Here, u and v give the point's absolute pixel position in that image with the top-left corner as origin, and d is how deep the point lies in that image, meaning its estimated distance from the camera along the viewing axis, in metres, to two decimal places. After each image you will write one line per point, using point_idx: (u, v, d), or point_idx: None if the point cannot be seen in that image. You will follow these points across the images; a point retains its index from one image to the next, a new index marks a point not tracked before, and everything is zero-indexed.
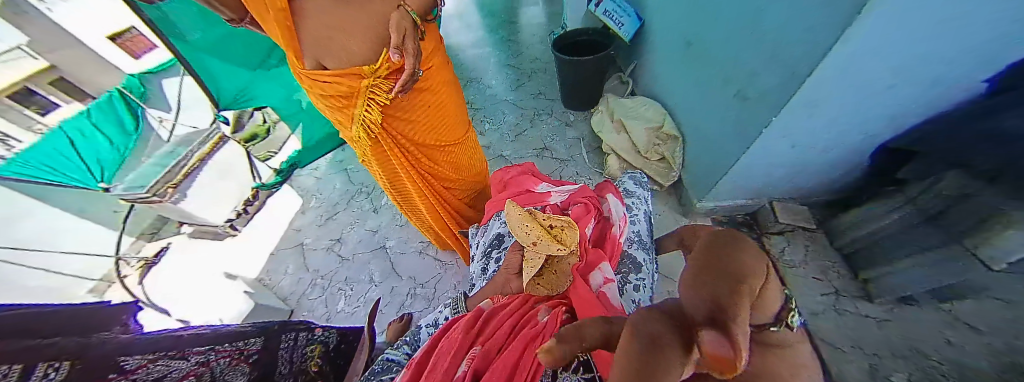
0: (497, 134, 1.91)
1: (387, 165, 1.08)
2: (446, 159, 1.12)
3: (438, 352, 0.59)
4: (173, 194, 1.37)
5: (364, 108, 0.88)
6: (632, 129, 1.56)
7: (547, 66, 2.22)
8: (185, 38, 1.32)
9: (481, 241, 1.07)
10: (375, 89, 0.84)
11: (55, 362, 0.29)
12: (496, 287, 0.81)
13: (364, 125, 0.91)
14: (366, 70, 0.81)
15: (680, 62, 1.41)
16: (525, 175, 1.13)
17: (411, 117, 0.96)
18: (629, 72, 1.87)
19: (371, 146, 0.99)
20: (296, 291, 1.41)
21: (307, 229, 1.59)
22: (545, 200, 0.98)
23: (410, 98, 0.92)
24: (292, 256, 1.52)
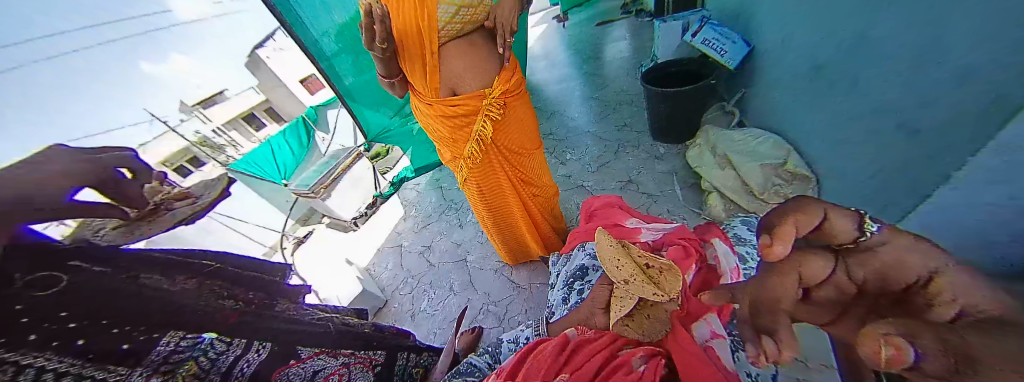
0: (582, 164, 1.89)
1: (489, 181, 1.15)
2: (533, 167, 1.18)
3: (531, 367, 0.59)
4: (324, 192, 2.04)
5: (481, 124, 0.98)
6: (741, 166, 1.36)
7: (635, 97, 2.15)
8: (343, 81, 1.75)
9: (563, 270, 1.04)
10: (491, 107, 0.96)
11: (262, 342, 0.51)
12: (580, 318, 0.78)
13: (477, 141, 1.02)
14: (489, 92, 0.94)
15: (808, 91, 1.19)
16: (612, 207, 1.08)
17: (512, 130, 1.05)
18: (736, 101, 1.68)
19: (480, 161, 1.08)
20: (391, 284, 1.58)
21: (406, 233, 1.81)
22: (635, 237, 0.92)
23: (512, 112, 1.02)
24: (391, 256, 1.72)
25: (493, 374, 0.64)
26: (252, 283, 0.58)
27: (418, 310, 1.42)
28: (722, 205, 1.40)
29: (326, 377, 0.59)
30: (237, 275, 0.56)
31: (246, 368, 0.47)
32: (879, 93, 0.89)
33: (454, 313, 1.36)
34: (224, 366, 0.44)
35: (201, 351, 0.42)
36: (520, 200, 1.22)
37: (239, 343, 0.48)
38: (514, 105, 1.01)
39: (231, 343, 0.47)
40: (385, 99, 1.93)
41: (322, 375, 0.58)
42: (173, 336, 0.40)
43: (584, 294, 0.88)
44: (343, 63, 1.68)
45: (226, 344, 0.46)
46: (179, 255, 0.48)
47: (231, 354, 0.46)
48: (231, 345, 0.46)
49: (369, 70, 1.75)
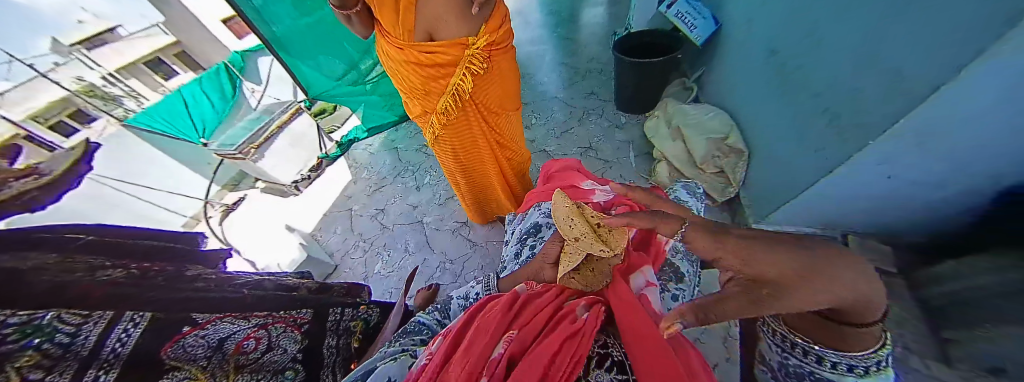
0: (544, 129, 1.90)
1: (464, 140, 1.10)
2: (511, 130, 1.15)
3: (475, 327, 0.58)
4: (254, 153, 1.83)
5: (461, 76, 0.92)
6: (689, 138, 1.48)
7: (604, 66, 2.16)
8: (270, 28, 1.55)
9: (518, 228, 1.07)
10: (473, 59, 0.90)
11: (137, 318, 0.39)
12: (530, 273, 0.82)
13: (455, 94, 0.96)
14: (471, 42, 0.87)
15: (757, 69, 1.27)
16: (569, 170, 1.11)
17: (494, 87, 1.00)
18: (695, 78, 1.77)
19: (456, 117, 1.03)
20: (341, 249, 1.50)
21: (357, 196, 1.70)
22: (589, 197, 0.96)
23: (495, 67, 0.96)
24: (340, 219, 1.62)
25: (440, 335, 0.62)
26: (149, 254, 0.56)
27: (372, 273, 1.39)
28: (666, 171, 1.52)
29: (239, 342, 0.47)
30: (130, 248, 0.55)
31: (122, 348, 0.35)
32: (823, 76, 0.97)
33: (409, 273, 1.35)
34: (89, 347, 0.32)
35: (44, 330, 0.30)
36: (497, 162, 1.20)
37: (101, 321, 0.35)
38: (497, 61, 0.95)
39: (91, 317, 0.35)
40: (330, 48, 1.75)
41: (231, 342, 0.46)
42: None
43: (535, 250, 0.92)
44: (274, 5, 1.48)
45: (82, 318, 0.34)
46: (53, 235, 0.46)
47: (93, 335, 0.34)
48: (91, 324, 0.34)
49: (308, 14, 1.58)
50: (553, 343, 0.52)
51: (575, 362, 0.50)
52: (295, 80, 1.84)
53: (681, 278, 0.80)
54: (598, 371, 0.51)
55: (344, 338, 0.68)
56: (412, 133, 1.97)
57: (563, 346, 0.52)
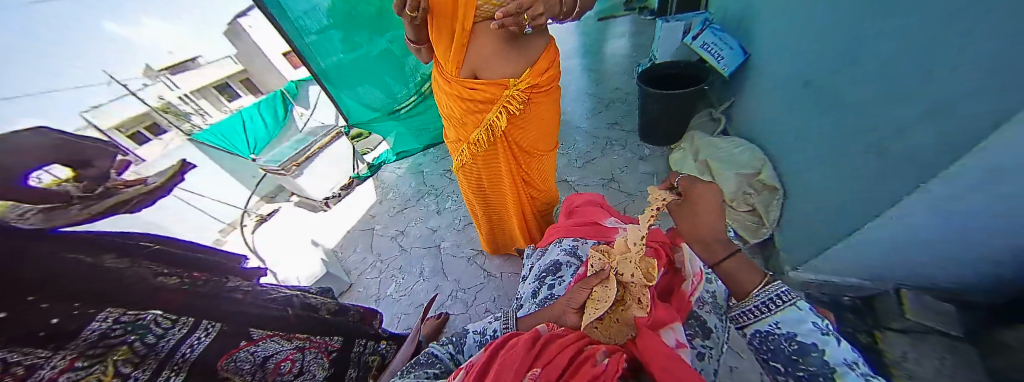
0: (566, 159, 1.92)
1: (491, 171, 1.14)
2: (539, 170, 1.16)
3: (501, 366, 0.54)
4: (295, 170, 2.03)
5: (496, 114, 0.95)
6: (720, 174, 1.46)
7: (627, 98, 2.19)
8: (317, 65, 1.72)
9: (537, 264, 1.06)
10: (511, 100, 0.92)
11: (208, 324, 0.48)
12: (553, 315, 0.79)
13: (489, 129, 0.99)
14: (512, 83, 0.90)
15: (789, 107, 1.25)
16: (593, 205, 1.11)
17: (529, 129, 1.02)
18: (723, 109, 1.76)
19: (486, 151, 1.06)
20: (358, 268, 1.54)
21: (380, 216, 1.76)
22: (614, 236, 0.95)
23: (533, 110, 0.98)
24: (361, 238, 1.67)
25: (461, 368, 0.59)
26: (196, 265, 0.61)
27: (385, 296, 1.40)
28: None
29: (278, 363, 0.55)
30: (182, 259, 0.59)
31: (191, 353, 0.43)
32: (853, 114, 0.94)
33: (423, 298, 1.35)
34: (165, 352, 0.40)
35: (141, 331, 0.38)
36: (519, 199, 1.20)
37: (186, 323, 0.45)
38: (539, 103, 0.98)
39: (178, 322, 0.44)
40: (374, 77, 1.91)
41: (273, 362, 0.55)
42: (114, 311, 0.37)
43: (556, 291, 0.90)
44: (326, 41, 1.65)
45: (172, 322, 0.43)
46: (123, 237, 0.51)
47: (173, 338, 0.42)
48: (175, 328, 0.43)
49: (355, 48, 1.74)
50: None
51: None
52: (336, 108, 1.98)
53: (708, 334, 0.74)
54: None
55: (364, 369, 0.77)
56: (440, 157, 2.05)
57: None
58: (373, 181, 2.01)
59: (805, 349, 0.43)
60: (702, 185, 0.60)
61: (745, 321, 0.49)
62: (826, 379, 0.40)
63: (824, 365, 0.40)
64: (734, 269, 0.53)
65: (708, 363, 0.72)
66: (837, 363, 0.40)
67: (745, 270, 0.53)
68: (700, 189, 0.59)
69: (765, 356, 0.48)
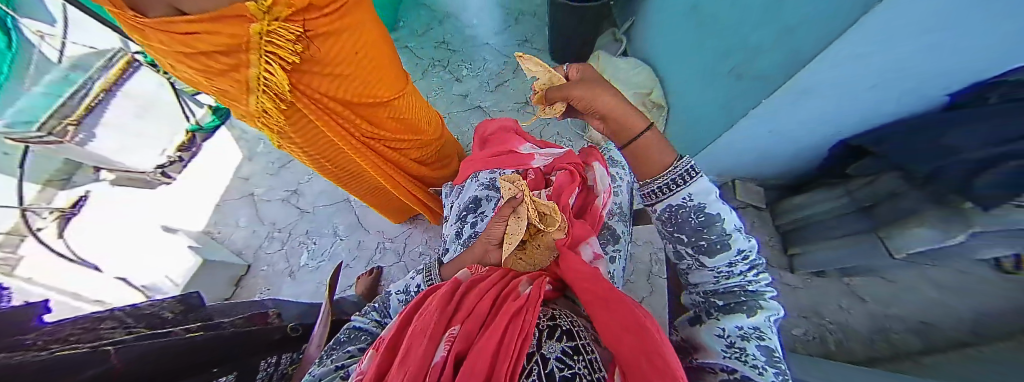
0: (477, 82, 1.75)
1: (313, 134, 0.92)
2: (385, 118, 0.96)
3: (413, 334, 0.45)
4: (76, 133, 1.01)
5: (261, 67, 0.68)
6: (621, 93, 1.54)
7: (536, 6, 1.97)
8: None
9: (456, 203, 1.06)
10: (270, 42, 0.64)
11: None
12: (476, 256, 0.80)
13: (265, 88, 0.73)
14: (253, 12, 0.59)
15: (681, 24, 1.29)
16: (508, 132, 1.04)
17: (333, 72, 0.78)
18: (625, 29, 1.75)
19: (284, 112, 0.82)
20: (250, 244, 1.35)
21: (256, 177, 1.47)
22: (529, 163, 0.91)
23: (318, 47, 0.71)
24: (243, 206, 1.43)
25: (371, 348, 0.47)
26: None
27: (299, 266, 1.29)
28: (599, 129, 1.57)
29: None
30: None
31: None
32: (730, 34, 1.01)
33: (343, 258, 1.29)
34: None
35: None
36: (375, 155, 1.02)
37: None
38: (322, 35, 0.70)
39: None
40: None
41: None
42: None
43: (477, 228, 0.92)
44: None
45: None
46: None
47: None
48: None
49: None
50: (497, 329, 0.42)
51: (523, 337, 0.40)
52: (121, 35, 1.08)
53: (617, 239, 0.91)
54: (548, 341, 0.43)
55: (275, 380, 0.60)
56: None
57: (510, 327, 0.43)
58: (230, 130, 1.54)
59: (711, 220, 0.45)
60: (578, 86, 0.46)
61: (656, 200, 0.46)
62: (723, 245, 0.46)
63: (723, 232, 0.45)
64: (653, 146, 0.45)
65: (618, 263, 0.90)
66: (732, 231, 0.46)
67: (664, 147, 0.45)
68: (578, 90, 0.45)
69: (670, 229, 0.48)
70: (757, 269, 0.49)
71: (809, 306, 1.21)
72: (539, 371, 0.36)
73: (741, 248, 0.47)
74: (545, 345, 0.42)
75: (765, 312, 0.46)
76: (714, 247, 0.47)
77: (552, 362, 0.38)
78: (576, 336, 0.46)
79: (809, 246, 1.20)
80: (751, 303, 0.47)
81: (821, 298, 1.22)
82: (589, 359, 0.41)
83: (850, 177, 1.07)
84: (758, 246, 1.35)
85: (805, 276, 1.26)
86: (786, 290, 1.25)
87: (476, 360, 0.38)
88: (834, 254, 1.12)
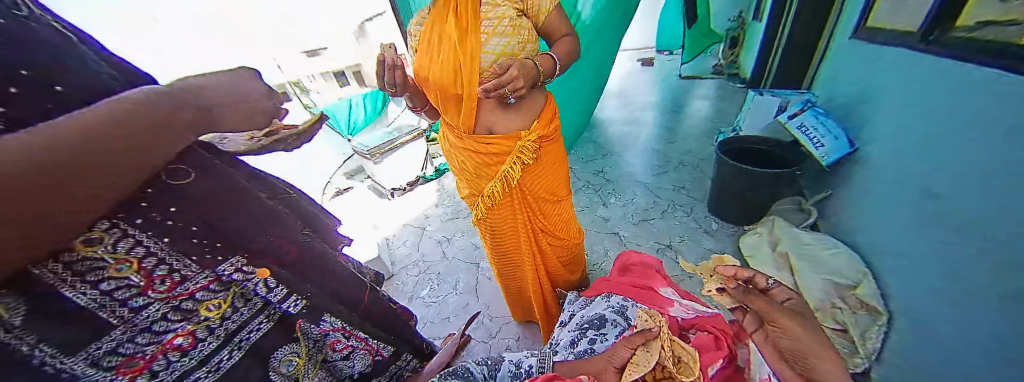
0: (622, 211, 1.85)
1: (507, 225, 1.08)
2: (557, 218, 1.11)
3: None
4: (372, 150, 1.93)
5: (510, 166, 0.93)
6: (802, 275, 1.26)
7: (700, 164, 2.07)
8: None
9: (577, 316, 0.96)
10: (524, 150, 0.91)
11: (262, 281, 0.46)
12: (591, 369, 0.71)
13: (504, 182, 0.96)
14: (522, 134, 0.90)
15: (904, 215, 1.05)
16: (651, 269, 1.04)
17: (543, 176, 1.00)
18: (817, 199, 1.53)
19: (500, 203, 1.01)
20: (403, 261, 1.65)
21: (433, 219, 1.89)
22: (665, 308, 0.87)
23: (543, 157, 0.97)
24: (411, 234, 1.80)
25: None
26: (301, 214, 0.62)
27: (418, 297, 1.46)
28: None
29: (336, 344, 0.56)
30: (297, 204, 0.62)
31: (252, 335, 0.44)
32: (1001, 242, 0.75)
33: (451, 311, 1.38)
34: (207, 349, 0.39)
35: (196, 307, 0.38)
36: (538, 250, 1.12)
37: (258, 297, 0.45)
38: (547, 151, 0.97)
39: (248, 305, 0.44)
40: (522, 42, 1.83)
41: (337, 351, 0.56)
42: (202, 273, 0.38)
43: (596, 347, 0.78)
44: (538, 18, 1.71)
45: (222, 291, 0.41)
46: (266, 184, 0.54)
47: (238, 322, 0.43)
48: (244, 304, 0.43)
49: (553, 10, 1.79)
50: None
51: None
52: None
53: None
54: None
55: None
56: None
57: None
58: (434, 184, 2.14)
59: None
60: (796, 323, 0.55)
61: None
62: None
63: None
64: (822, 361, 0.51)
65: None
66: None
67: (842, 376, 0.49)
68: (788, 322, 0.56)
69: None
70: None
71: None
72: None
73: None
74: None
75: None
76: None
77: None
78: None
79: None
80: None
81: None
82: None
83: None
84: None
85: None
86: None
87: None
88: None
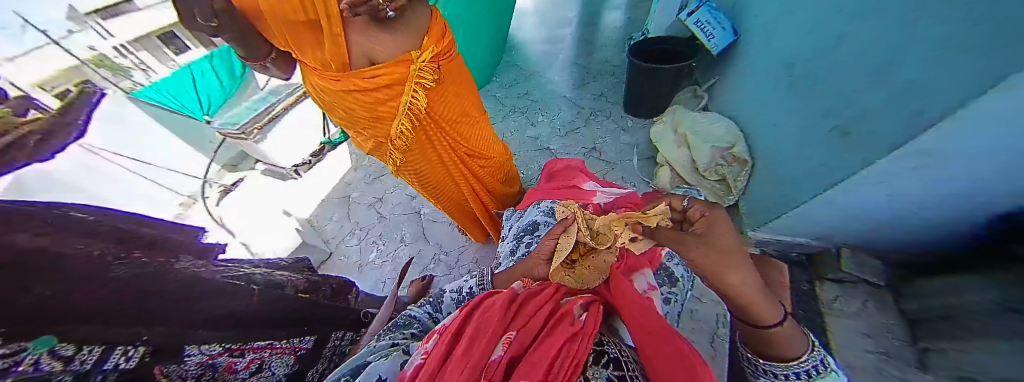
0: (550, 127, 1.89)
1: (432, 159, 1.06)
2: (480, 138, 1.11)
3: (479, 325, 0.49)
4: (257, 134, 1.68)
5: (411, 94, 0.88)
6: (695, 145, 1.47)
7: (615, 70, 2.16)
8: None
9: (515, 225, 1.07)
10: (421, 74, 0.86)
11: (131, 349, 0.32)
12: (525, 269, 0.79)
13: (410, 114, 0.91)
14: (413, 57, 0.84)
15: (776, 82, 1.26)
16: (575, 170, 1.14)
17: (449, 97, 0.96)
18: (707, 86, 1.76)
19: (414, 138, 0.98)
20: (336, 236, 1.54)
21: (355, 184, 1.74)
22: (590, 198, 0.98)
23: (444, 78, 0.92)
24: (336, 207, 1.66)
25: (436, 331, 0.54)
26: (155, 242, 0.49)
27: (366, 262, 1.42)
28: (668, 177, 1.51)
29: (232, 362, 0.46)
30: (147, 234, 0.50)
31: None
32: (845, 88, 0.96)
33: (404, 262, 1.39)
34: None
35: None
36: (469, 173, 1.15)
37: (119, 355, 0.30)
38: (446, 71, 0.93)
39: (123, 357, 0.31)
40: None
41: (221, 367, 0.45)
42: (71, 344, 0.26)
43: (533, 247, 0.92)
44: None
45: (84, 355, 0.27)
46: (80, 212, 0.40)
47: None
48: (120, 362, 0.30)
49: None
50: (558, 340, 0.45)
51: (574, 363, 0.42)
52: None
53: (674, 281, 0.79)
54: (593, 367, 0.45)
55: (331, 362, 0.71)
56: None
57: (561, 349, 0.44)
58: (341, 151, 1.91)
59: None
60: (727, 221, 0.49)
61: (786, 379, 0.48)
62: None
63: None
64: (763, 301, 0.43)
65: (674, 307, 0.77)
66: None
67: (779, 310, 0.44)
68: (693, 257, 0.45)
69: None
70: None
71: None
72: None
73: None
74: (591, 370, 0.44)
75: None
76: None
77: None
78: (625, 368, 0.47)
79: None
80: None
81: None
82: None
83: None
84: None
85: None
86: None
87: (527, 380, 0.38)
88: None
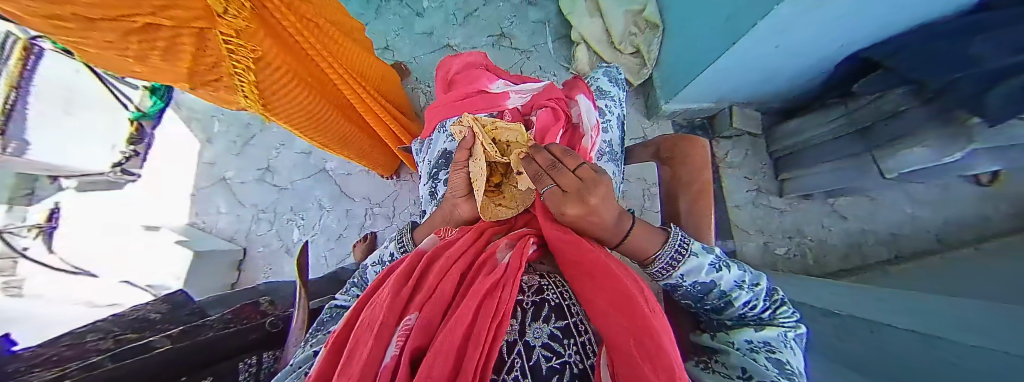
0: (443, 13, 1.52)
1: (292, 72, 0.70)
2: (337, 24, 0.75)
3: (374, 302, 0.38)
4: None
5: None
6: (608, 12, 1.35)
7: None
8: None
9: (427, 158, 0.93)
10: None
11: None
12: (444, 214, 0.68)
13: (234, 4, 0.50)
14: None
15: None
16: (475, 68, 0.85)
17: None
18: None
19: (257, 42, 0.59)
20: (238, 230, 1.35)
21: (223, 160, 1.41)
22: (502, 105, 0.75)
23: None
24: (217, 192, 1.38)
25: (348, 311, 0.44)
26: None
27: (293, 242, 1.35)
28: (586, 57, 1.43)
29: None
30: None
31: None
32: None
33: (337, 229, 1.36)
34: None
35: None
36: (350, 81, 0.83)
37: None
38: None
39: None
40: None
41: None
42: None
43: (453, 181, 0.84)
44: None
45: None
46: None
47: None
48: None
49: None
50: (468, 305, 0.35)
51: (499, 320, 0.33)
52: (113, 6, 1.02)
53: None
54: (535, 322, 0.37)
55: None
56: None
57: (482, 302, 0.35)
58: (175, 110, 1.40)
59: (706, 287, 0.48)
60: (602, 192, 0.41)
61: (659, 275, 0.50)
62: (727, 303, 0.48)
63: (722, 296, 0.47)
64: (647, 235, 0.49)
65: None
66: (731, 288, 0.47)
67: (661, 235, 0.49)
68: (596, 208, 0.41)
69: (678, 295, 0.52)
70: (775, 312, 0.47)
71: (793, 225, 1.27)
72: (523, 363, 0.32)
73: (746, 301, 0.47)
74: (530, 327, 0.36)
75: (778, 330, 0.45)
76: (718, 307, 0.49)
77: (536, 352, 0.33)
78: (569, 312, 0.40)
79: (800, 171, 1.19)
80: (761, 325, 0.46)
81: (806, 218, 1.27)
82: (581, 341, 0.37)
83: (850, 96, 0.98)
84: (747, 175, 1.35)
85: (792, 200, 1.30)
86: (774, 214, 1.31)
87: (432, 367, 0.29)
88: (825, 177, 1.09)
